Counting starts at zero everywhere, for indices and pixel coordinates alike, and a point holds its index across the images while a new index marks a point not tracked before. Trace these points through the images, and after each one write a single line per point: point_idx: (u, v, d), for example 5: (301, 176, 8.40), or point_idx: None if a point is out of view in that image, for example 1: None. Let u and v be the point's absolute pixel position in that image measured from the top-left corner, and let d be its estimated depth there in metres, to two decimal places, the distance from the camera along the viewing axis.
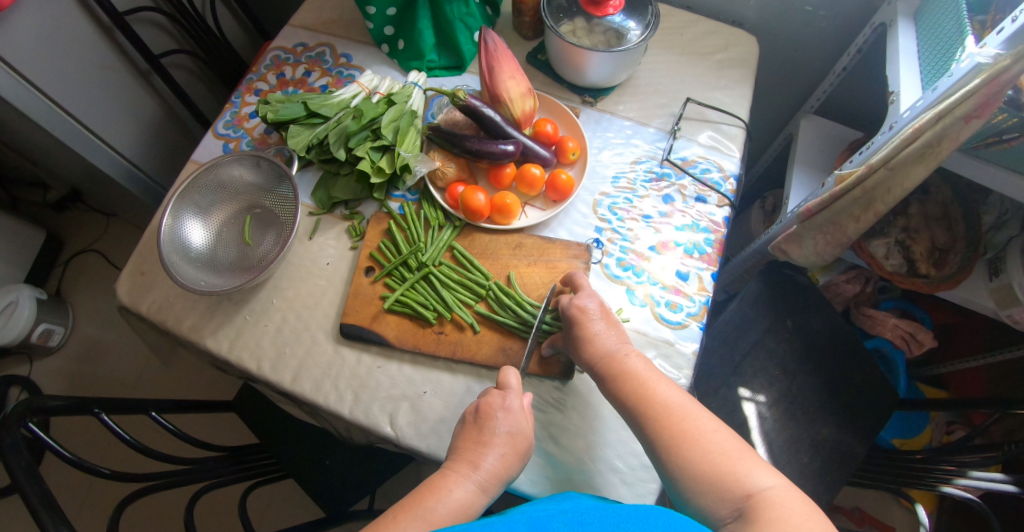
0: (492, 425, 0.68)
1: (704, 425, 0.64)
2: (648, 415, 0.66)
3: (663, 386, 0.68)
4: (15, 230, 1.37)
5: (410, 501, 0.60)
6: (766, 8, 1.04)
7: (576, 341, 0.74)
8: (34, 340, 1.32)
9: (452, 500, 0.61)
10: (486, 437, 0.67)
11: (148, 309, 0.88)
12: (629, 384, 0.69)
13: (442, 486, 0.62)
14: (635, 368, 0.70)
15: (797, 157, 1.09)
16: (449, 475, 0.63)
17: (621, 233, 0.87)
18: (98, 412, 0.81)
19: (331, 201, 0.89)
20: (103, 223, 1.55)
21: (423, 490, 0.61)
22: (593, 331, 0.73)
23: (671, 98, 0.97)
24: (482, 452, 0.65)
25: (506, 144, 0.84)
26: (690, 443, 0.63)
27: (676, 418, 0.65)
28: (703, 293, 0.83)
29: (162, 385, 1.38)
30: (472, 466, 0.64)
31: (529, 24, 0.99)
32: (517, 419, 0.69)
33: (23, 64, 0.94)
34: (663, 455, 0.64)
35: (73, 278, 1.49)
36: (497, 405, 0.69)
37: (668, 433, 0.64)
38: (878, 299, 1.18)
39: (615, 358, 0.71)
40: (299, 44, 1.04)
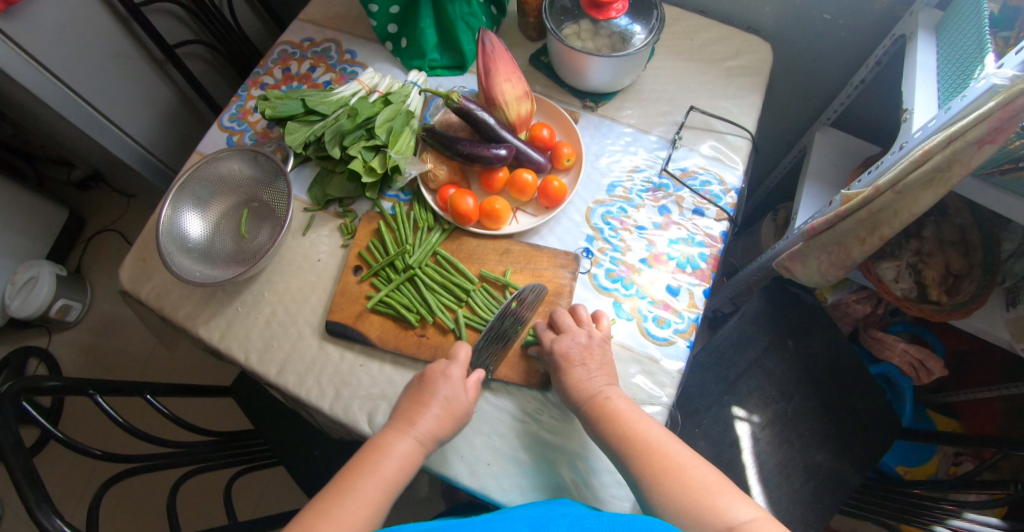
0: (433, 388, 0.70)
1: (686, 461, 0.63)
2: (633, 456, 0.65)
3: (645, 423, 0.67)
4: (41, 207, 1.42)
5: (359, 464, 0.65)
6: (783, 15, 1.00)
7: (562, 384, 0.73)
8: (53, 314, 1.37)
9: (399, 458, 0.66)
10: (426, 398, 0.70)
11: (147, 296, 0.91)
12: (612, 425, 0.68)
13: (385, 446, 0.66)
14: (619, 408, 0.69)
15: (809, 171, 1.05)
16: (392, 434, 0.68)
17: (613, 244, 0.85)
18: (92, 393, 0.85)
19: (326, 198, 0.90)
20: (124, 204, 1.60)
21: (370, 453, 0.66)
22: (577, 377, 0.72)
23: (675, 105, 0.95)
24: (424, 412, 0.69)
25: (498, 148, 0.83)
26: (673, 479, 0.62)
27: (658, 455, 0.64)
28: (693, 310, 0.82)
29: (170, 365, 1.42)
30: (409, 424, 0.68)
31: (533, 25, 0.98)
32: (454, 387, 0.71)
33: (41, 51, 0.97)
34: (648, 493, 0.63)
35: (92, 257, 1.54)
36: (440, 372, 0.71)
37: (650, 470, 0.63)
38: (889, 321, 1.13)
39: (600, 399, 0.70)
40: (306, 38, 1.05)
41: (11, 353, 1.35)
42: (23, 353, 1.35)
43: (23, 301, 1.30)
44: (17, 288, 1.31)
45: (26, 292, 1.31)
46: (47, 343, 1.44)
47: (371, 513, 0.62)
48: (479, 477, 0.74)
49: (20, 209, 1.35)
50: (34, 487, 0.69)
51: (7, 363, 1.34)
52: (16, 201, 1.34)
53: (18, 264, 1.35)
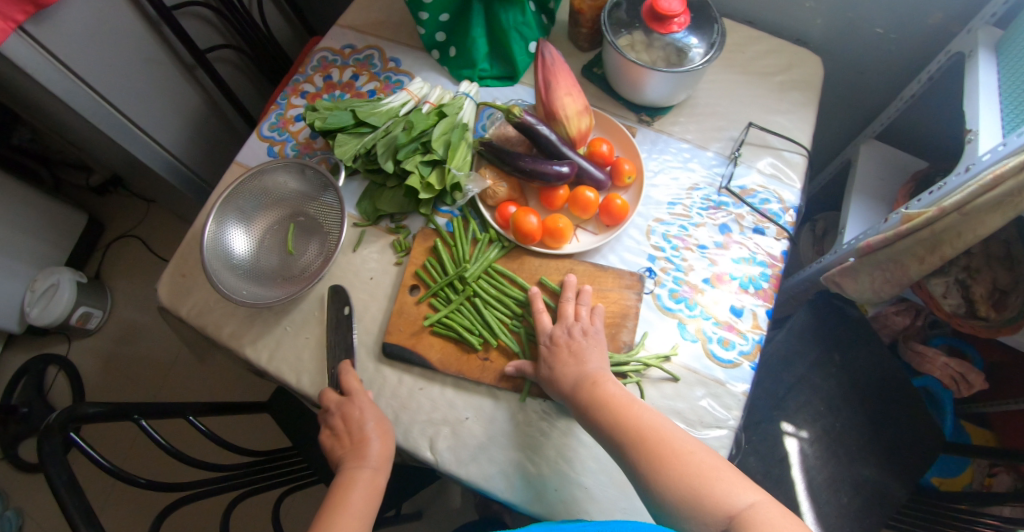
0: (362, 419, 0.74)
1: (679, 446, 0.63)
2: (627, 442, 0.65)
3: (638, 408, 0.67)
4: (62, 213, 1.38)
5: (331, 508, 0.68)
6: (835, 28, 0.99)
7: (549, 376, 0.73)
8: (73, 322, 1.33)
9: (365, 490, 0.70)
10: (359, 434, 0.73)
11: (187, 313, 0.88)
12: (604, 411, 0.68)
13: (346, 482, 0.70)
14: (608, 390, 0.69)
15: (855, 186, 1.05)
16: (349, 472, 0.71)
17: (675, 263, 0.84)
18: (137, 418, 0.82)
19: (377, 213, 0.87)
20: (143, 209, 1.55)
21: (336, 496, 0.69)
22: (561, 357, 0.73)
23: (731, 121, 0.93)
24: (362, 445, 0.72)
25: (561, 165, 0.81)
26: (670, 466, 0.62)
27: (652, 442, 0.64)
28: (757, 331, 0.81)
29: (195, 374, 1.38)
30: (360, 457, 0.72)
31: (585, 36, 0.95)
32: (370, 411, 0.74)
33: (70, 56, 0.93)
34: (646, 480, 0.62)
35: (111, 261, 1.49)
36: (354, 409, 0.74)
37: (647, 457, 0.63)
38: (928, 334, 1.13)
39: (588, 384, 0.70)
40: (347, 45, 1.02)
41: (29, 361, 1.36)
42: (42, 361, 1.36)
43: (44, 309, 1.26)
44: (37, 296, 1.28)
45: (46, 299, 1.28)
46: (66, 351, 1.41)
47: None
48: (546, 502, 0.73)
49: (40, 215, 1.30)
50: (88, 521, 0.67)
51: (26, 370, 1.35)
52: (35, 207, 1.29)
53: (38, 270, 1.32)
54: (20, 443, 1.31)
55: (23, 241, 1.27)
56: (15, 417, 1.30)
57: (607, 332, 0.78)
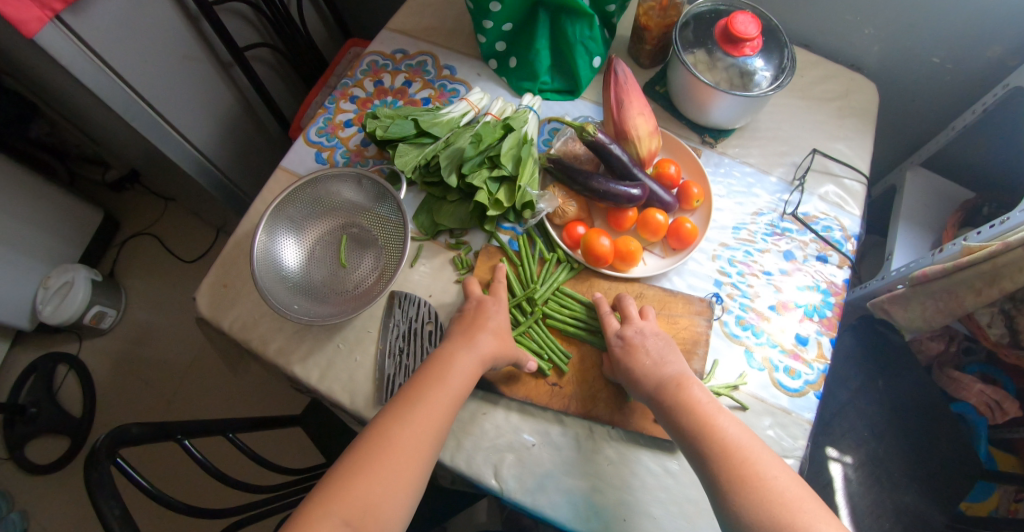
0: (484, 315, 0.74)
1: (764, 465, 0.62)
2: (710, 452, 0.64)
3: (725, 420, 0.66)
4: (78, 210, 1.41)
5: (426, 378, 0.67)
6: (889, 57, 1.00)
7: (626, 372, 0.72)
8: (87, 322, 1.35)
9: (464, 373, 0.68)
10: (480, 323, 0.73)
11: (230, 326, 0.84)
12: (689, 416, 0.66)
13: (449, 360, 0.69)
14: (694, 396, 0.68)
15: (902, 214, 1.06)
16: (453, 350, 0.70)
17: (741, 289, 0.83)
18: (181, 438, 0.77)
19: (435, 228, 0.84)
20: (161, 207, 1.58)
21: (436, 368, 0.68)
22: (643, 359, 0.71)
23: (793, 146, 0.93)
24: (477, 333, 0.72)
25: (634, 187, 0.79)
26: (753, 487, 0.61)
27: (737, 459, 0.63)
28: (822, 361, 0.80)
29: (222, 385, 1.40)
30: (471, 342, 0.71)
31: (648, 53, 0.94)
32: (496, 313, 0.75)
33: (108, 49, 0.89)
34: (726, 497, 0.61)
35: (125, 259, 1.52)
36: (490, 307, 0.76)
37: (730, 473, 0.62)
38: (962, 361, 1.12)
39: (672, 386, 0.69)
40: (398, 50, 0.99)
41: (39, 359, 1.38)
42: (52, 359, 1.38)
43: (57, 307, 1.29)
44: (51, 293, 1.30)
45: (59, 297, 1.30)
46: (76, 349, 1.43)
47: (437, 422, 0.65)
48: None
49: (52, 209, 1.32)
50: None
51: (35, 369, 1.37)
52: (53, 202, 1.32)
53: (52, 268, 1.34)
54: (28, 443, 1.33)
55: (36, 236, 1.29)
56: (24, 417, 1.32)
57: None
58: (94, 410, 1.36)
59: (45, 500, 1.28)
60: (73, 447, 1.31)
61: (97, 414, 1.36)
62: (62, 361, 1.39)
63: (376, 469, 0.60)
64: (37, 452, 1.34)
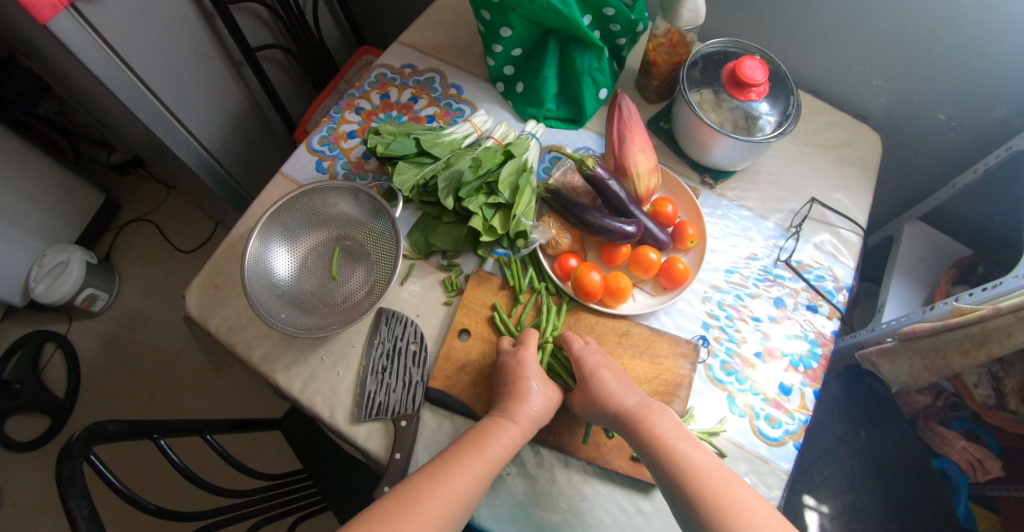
0: (526, 373, 0.72)
1: (739, 491, 0.61)
2: (684, 480, 0.62)
3: (696, 448, 0.65)
4: (80, 191, 1.41)
5: (466, 445, 0.66)
6: (894, 110, 1.00)
7: (591, 399, 0.71)
8: (78, 303, 1.36)
9: (503, 443, 0.67)
10: (523, 388, 0.71)
11: (217, 327, 0.83)
12: (659, 444, 0.65)
13: (492, 429, 0.68)
14: (661, 425, 0.67)
15: (897, 265, 1.05)
16: (495, 420, 0.69)
17: (729, 333, 0.83)
18: (157, 438, 0.75)
19: (428, 248, 0.84)
20: (163, 194, 1.59)
21: (476, 436, 0.67)
22: (606, 387, 0.71)
23: (792, 192, 0.93)
24: (521, 401, 0.71)
25: (628, 224, 0.79)
26: (733, 513, 0.59)
27: (714, 485, 0.61)
28: (804, 412, 0.79)
29: (208, 379, 1.39)
30: (513, 412, 0.69)
31: (655, 89, 0.94)
32: (533, 373, 0.73)
33: (120, 40, 0.89)
34: (703, 524, 0.60)
35: (122, 244, 1.52)
36: (531, 368, 0.73)
37: (709, 500, 0.60)
38: (947, 416, 1.11)
39: (640, 410, 0.68)
40: (408, 65, 1.00)
41: (27, 335, 1.39)
42: (40, 336, 1.38)
43: (50, 286, 1.29)
44: (45, 272, 1.30)
45: (53, 276, 1.30)
46: (66, 329, 1.44)
47: (472, 489, 0.63)
48: None
49: (55, 188, 1.33)
50: None
51: (22, 344, 1.37)
52: (56, 182, 1.33)
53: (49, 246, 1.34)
54: (9, 419, 1.33)
55: (36, 214, 1.29)
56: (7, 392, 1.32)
57: (658, 399, 0.77)
58: (78, 392, 1.36)
59: (23, 479, 1.28)
60: (53, 427, 1.31)
61: (81, 395, 1.36)
62: (51, 340, 1.39)
63: (404, 523, 0.58)
64: (18, 428, 1.34)
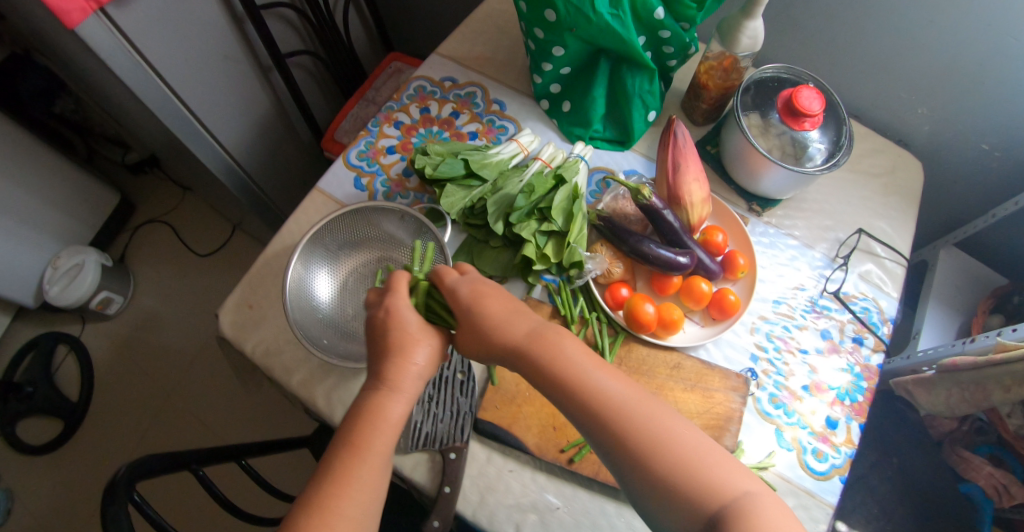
0: (400, 328, 0.62)
1: (664, 417, 0.55)
2: (600, 417, 0.55)
3: (604, 377, 0.57)
4: (96, 191, 1.38)
5: (356, 439, 0.57)
6: (938, 138, 0.99)
7: (482, 334, 0.61)
8: (93, 306, 1.33)
9: (388, 425, 0.58)
10: (396, 345, 0.61)
11: (252, 350, 0.80)
12: (568, 375, 0.57)
13: (372, 413, 0.58)
14: (563, 349, 0.58)
15: (933, 293, 1.07)
16: (375, 399, 0.59)
17: (777, 366, 0.82)
18: (196, 468, 0.72)
19: (475, 273, 0.81)
20: (178, 196, 1.55)
21: (364, 426, 0.57)
22: (494, 318, 0.61)
23: (838, 221, 0.92)
24: (401, 365, 0.60)
25: (681, 255, 0.78)
26: (655, 446, 0.53)
27: (630, 418, 0.54)
28: (850, 446, 0.78)
29: (223, 386, 1.36)
30: (393, 381, 0.60)
31: (703, 111, 0.93)
32: (408, 319, 0.63)
33: (150, 46, 0.85)
34: (625, 459, 0.54)
35: (136, 245, 1.49)
36: (404, 312, 0.63)
37: (630, 434, 0.54)
38: (974, 440, 1.02)
39: (541, 338, 0.59)
40: (447, 78, 0.97)
41: (40, 336, 1.36)
42: (53, 338, 1.36)
43: (65, 289, 1.25)
44: (59, 274, 1.26)
45: (68, 278, 1.26)
46: (79, 331, 1.41)
47: (378, 484, 0.56)
48: None
49: (71, 189, 1.29)
50: None
51: (35, 345, 1.34)
52: (73, 183, 1.30)
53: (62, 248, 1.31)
54: (21, 422, 1.31)
55: (49, 215, 1.25)
56: (19, 395, 1.29)
57: (709, 433, 0.75)
58: (92, 397, 1.33)
59: (33, 486, 1.25)
60: (64, 433, 1.28)
61: (94, 400, 1.33)
62: (65, 342, 1.36)
63: None
64: (30, 431, 1.31)
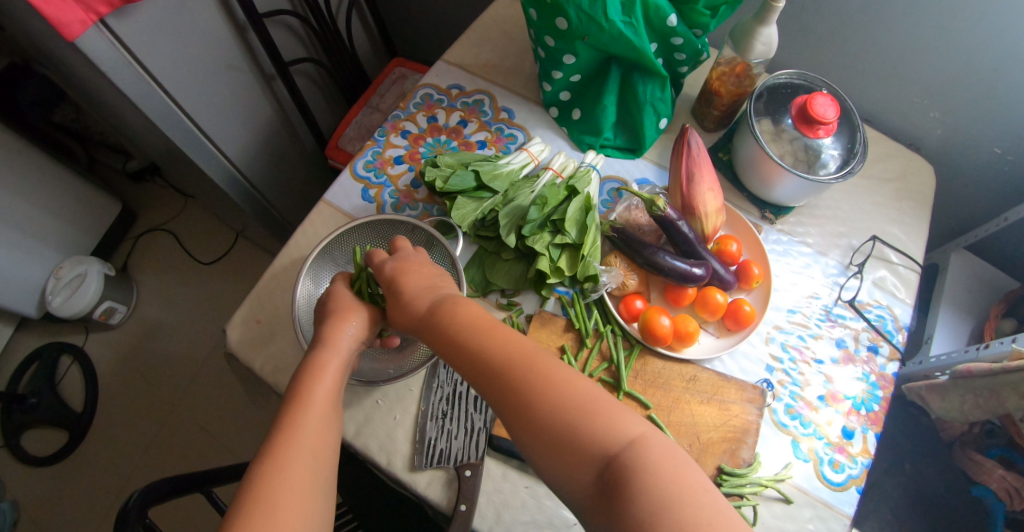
0: (338, 302, 0.69)
1: (550, 367, 0.55)
2: (491, 372, 0.55)
3: (500, 334, 0.58)
4: (97, 200, 1.36)
5: (299, 392, 0.59)
6: (950, 141, 0.98)
7: (395, 304, 0.65)
8: (96, 316, 1.31)
9: (327, 379, 0.60)
10: (332, 312, 0.67)
11: (262, 368, 0.78)
12: (463, 335, 0.58)
13: (313, 368, 0.61)
14: (462, 312, 0.60)
15: (944, 297, 1.07)
16: (315, 358, 0.62)
17: (792, 376, 0.81)
18: (209, 490, 0.72)
19: (487, 286, 0.80)
20: (180, 203, 1.54)
21: (304, 377, 0.60)
22: (404, 287, 0.65)
23: (852, 228, 0.91)
24: (337, 327, 0.66)
25: (696, 266, 0.77)
26: (540, 395, 0.53)
27: (517, 369, 0.55)
28: (867, 456, 0.77)
29: (228, 396, 1.34)
30: (331, 342, 0.64)
31: (714, 117, 0.92)
32: (343, 296, 0.69)
33: (152, 58, 0.84)
34: (513, 412, 0.53)
35: (138, 254, 1.48)
36: (339, 290, 0.70)
37: (516, 385, 0.54)
38: (985, 442, 0.99)
39: (445, 300, 0.62)
40: (454, 85, 0.96)
41: (43, 347, 1.35)
42: (56, 348, 1.35)
43: (68, 299, 1.24)
44: (61, 285, 1.25)
45: (70, 289, 1.25)
46: (82, 341, 1.40)
47: (327, 437, 0.56)
48: None
49: (72, 199, 1.28)
50: None
51: (39, 356, 1.34)
52: (74, 193, 1.28)
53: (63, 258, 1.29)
54: (27, 433, 1.30)
55: (51, 226, 1.24)
56: (23, 406, 1.28)
57: (726, 446, 0.74)
58: (96, 407, 1.32)
59: (38, 499, 1.24)
60: (68, 444, 1.27)
61: (98, 411, 1.32)
62: (68, 352, 1.35)
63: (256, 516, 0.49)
64: (34, 442, 1.30)
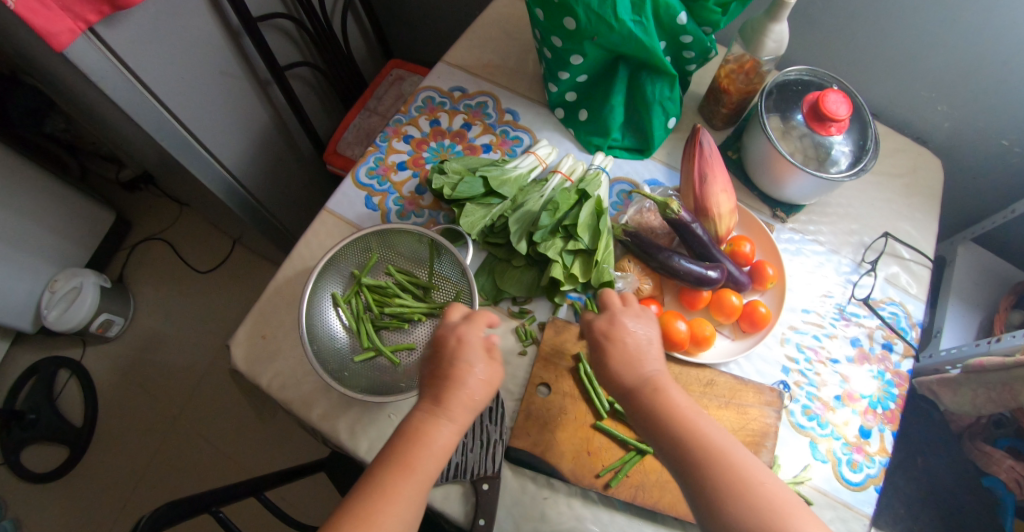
0: (465, 360, 0.59)
1: (752, 467, 0.54)
2: (697, 463, 0.55)
3: (706, 425, 0.56)
4: (90, 210, 1.34)
5: (402, 460, 0.54)
6: (958, 134, 0.97)
7: (606, 369, 0.62)
8: (94, 329, 1.29)
9: (434, 451, 0.55)
10: (454, 370, 0.59)
11: (268, 385, 0.76)
12: (668, 422, 0.57)
13: (423, 436, 0.56)
14: (673, 399, 0.58)
15: (953, 290, 1.07)
16: (424, 421, 0.57)
17: (808, 377, 0.80)
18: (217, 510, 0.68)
19: (498, 293, 0.80)
20: (175, 212, 1.52)
21: (406, 444, 0.55)
22: (618, 358, 0.61)
23: (864, 225, 0.90)
24: (456, 393, 0.57)
25: (711, 269, 0.75)
26: (739, 493, 0.53)
27: (723, 465, 0.54)
28: (885, 455, 0.76)
29: (230, 407, 1.32)
30: (443, 407, 0.57)
31: (722, 115, 0.91)
32: (472, 353, 0.60)
33: (145, 67, 0.81)
34: (710, 507, 0.53)
35: (134, 264, 1.45)
36: (466, 341, 0.61)
37: (722, 482, 0.53)
38: (993, 433, 1.01)
39: (650, 381, 0.59)
40: (456, 88, 0.94)
41: (41, 361, 1.33)
42: (54, 363, 1.32)
43: (65, 312, 1.21)
44: (58, 297, 1.22)
45: (67, 302, 1.22)
46: (79, 355, 1.37)
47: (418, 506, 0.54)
48: None
49: (65, 210, 1.25)
50: None
51: (36, 371, 1.31)
52: (67, 204, 1.25)
53: (58, 271, 1.26)
54: (26, 450, 1.27)
55: (44, 238, 1.21)
56: (22, 423, 1.26)
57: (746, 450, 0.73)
58: (97, 422, 1.30)
59: (39, 517, 1.22)
60: (70, 460, 1.25)
61: (98, 425, 1.30)
62: (66, 366, 1.33)
63: None
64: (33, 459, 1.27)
